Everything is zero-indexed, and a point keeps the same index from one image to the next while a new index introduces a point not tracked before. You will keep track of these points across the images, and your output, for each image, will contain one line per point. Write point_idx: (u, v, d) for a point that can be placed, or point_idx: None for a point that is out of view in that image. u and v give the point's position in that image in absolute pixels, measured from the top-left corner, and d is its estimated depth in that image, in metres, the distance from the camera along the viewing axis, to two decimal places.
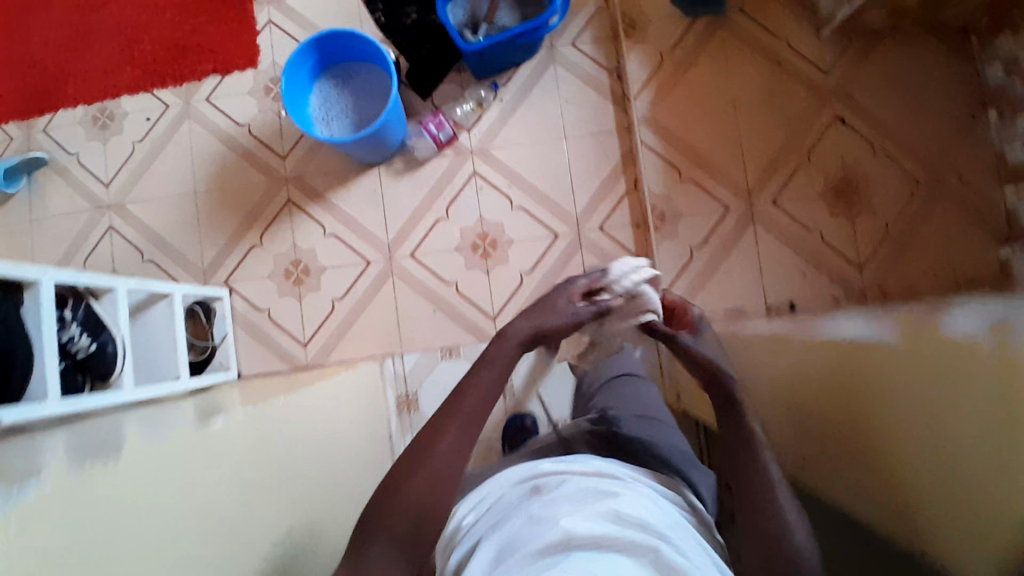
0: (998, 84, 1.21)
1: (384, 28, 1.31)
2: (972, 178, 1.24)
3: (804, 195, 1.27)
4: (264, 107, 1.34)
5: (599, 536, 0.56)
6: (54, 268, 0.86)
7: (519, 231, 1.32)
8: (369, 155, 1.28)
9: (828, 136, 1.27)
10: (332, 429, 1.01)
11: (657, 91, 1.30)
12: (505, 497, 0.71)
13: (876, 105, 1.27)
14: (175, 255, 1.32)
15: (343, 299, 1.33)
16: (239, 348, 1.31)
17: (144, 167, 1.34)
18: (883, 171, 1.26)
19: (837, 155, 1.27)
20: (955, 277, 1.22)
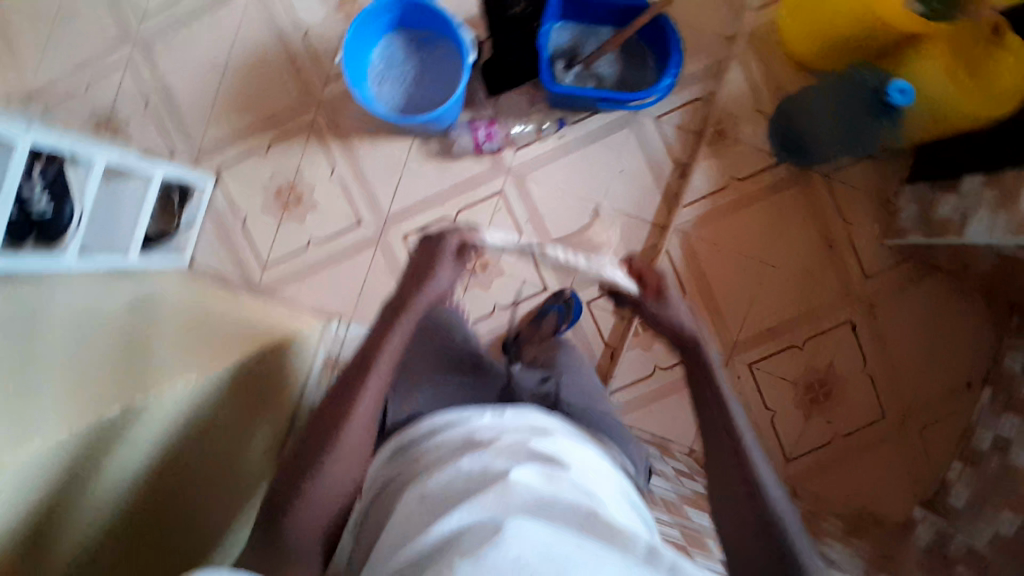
0: (1009, 372, 1.15)
1: (487, 11, 1.26)
2: (932, 443, 1.21)
3: (779, 374, 1.23)
4: (331, 19, 1.27)
5: (543, 504, 0.53)
6: (36, 129, 0.83)
7: (514, 268, 1.28)
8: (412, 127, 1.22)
9: (832, 334, 1.23)
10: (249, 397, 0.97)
11: (706, 212, 1.23)
12: (440, 448, 0.68)
13: (891, 332, 1.23)
14: (182, 124, 1.29)
15: (320, 244, 1.28)
16: (199, 241, 1.28)
17: (190, 21, 1.30)
18: (860, 393, 1.24)
19: (829, 355, 1.23)
20: (862, 511, 1.22)
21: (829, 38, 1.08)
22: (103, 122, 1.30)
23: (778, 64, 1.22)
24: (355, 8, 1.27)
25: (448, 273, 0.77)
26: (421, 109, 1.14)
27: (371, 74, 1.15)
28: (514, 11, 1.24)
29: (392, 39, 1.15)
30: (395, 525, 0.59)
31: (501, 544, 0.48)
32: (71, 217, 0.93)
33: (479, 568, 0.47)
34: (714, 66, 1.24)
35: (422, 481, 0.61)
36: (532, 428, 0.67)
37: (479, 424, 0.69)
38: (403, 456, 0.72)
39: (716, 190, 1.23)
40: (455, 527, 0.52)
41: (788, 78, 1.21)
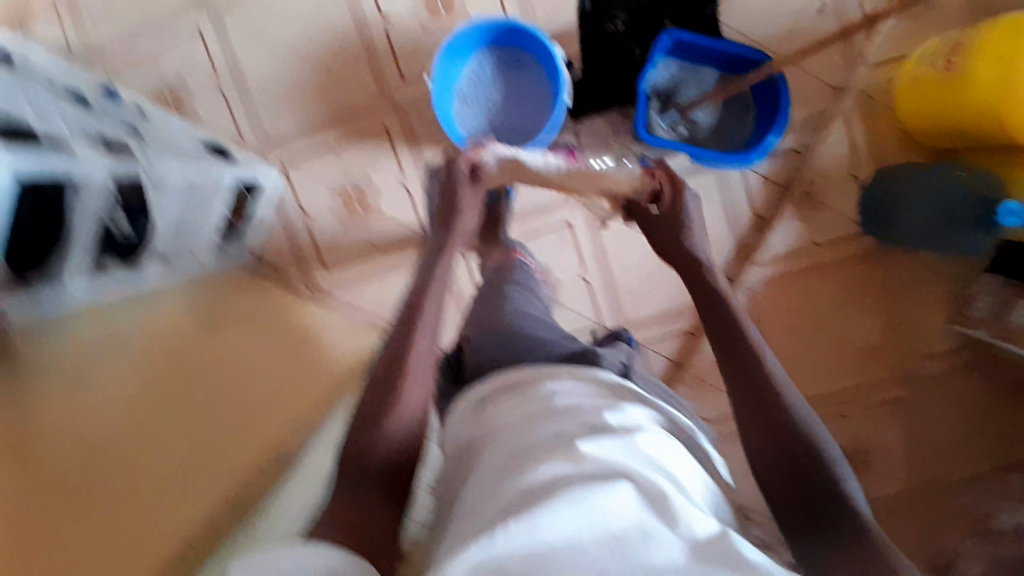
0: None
1: (584, 28, 1.17)
2: (962, 525, 1.05)
3: None
4: (416, 13, 1.18)
5: (608, 468, 0.46)
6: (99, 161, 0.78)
7: (572, 299, 1.27)
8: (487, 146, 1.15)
9: (875, 407, 1.19)
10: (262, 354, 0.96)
11: (778, 274, 1.19)
12: (514, 400, 0.64)
13: (935, 413, 1.17)
14: (248, 106, 1.23)
15: (382, 252, 1.28)
16: (263, 233, 1.27)
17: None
18: (893, 464, 1.17)
19: (866, 427, 1.19)
20: None
21: (967, 134, 1.02)
22: (167, 93, 1.23)
23: (881, 129, 1.15)
24: (443, 3, 1.18)
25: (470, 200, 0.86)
26: (502, 136, 1.08)
27: (454, 94, 1.08)
28: (609, 29, 1.16)
29: (481, 58, 1.08)
30: (472, 477, 0.56)
31: (560, 510, 0.41)
32: (146, 233, 0.93)
33: (532, 537, 0.40)
34: (814, 119, 1.16)
35: (495, 444, 0.58)
36: (600, 394, 0.63)
37: (546, 386, 0.64)
38: (480, 406, 0.68)
39: (794, 253, 1.18)
40: (526, 481, 0.45)
41: (888, 145, 1.14)
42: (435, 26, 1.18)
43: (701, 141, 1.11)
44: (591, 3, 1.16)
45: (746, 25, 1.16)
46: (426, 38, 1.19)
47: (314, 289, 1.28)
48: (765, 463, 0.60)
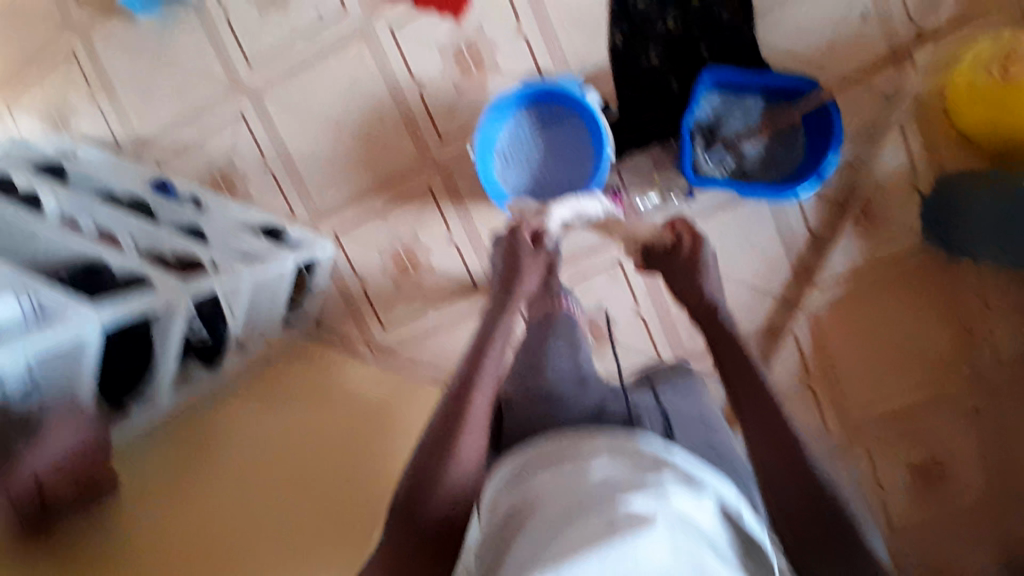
0: None
1: (618, 68, 1.14)
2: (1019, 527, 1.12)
3: (884, 452, 1.19)
4: (448, 74, 1.19)
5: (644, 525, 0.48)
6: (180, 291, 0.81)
7: (628, 336, 1.27)
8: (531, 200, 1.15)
9: (944, 418, 1.17)
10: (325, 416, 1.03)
11: (840, 295, 1.17)
12: (553, 457, 0.61)
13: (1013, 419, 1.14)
14: (299, 184, 1.28)
15: (437, 308, 1.30)
16: (325, 302, 1.32)
17: (300, 71, 1.22)
18: (969, 474, 1.16)
19: (937, 439, 1.17)
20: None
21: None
22: (219, 178, 1.29)
23: (938, 136, 1.10)
24: (474, 61, 1.18)
25: (529, 262, 0.88)
26: (547, 193, 1.08)
27: (497, 157, 1.09)
28: (643, 63, 1.13)
29: (521, 119, 1.08)
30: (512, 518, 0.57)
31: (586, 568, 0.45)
32: (225, 334, 0.98)
33: None
34: (865, 133, 1.13)
35: (530, 489, 0.58)
36: (641, 468, 0.56)
37: (585, 462, 0.57)
38: (517, 486, 0.60)
39: (854, 273, 1.16)
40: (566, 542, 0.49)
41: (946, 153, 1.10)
42: (468, 85, 1.19)
43: (750, 175, 1.06)
44: (622, 40, 1.13)
45: (788, 41, 1.11)
46: (460, 97, 1.19)
47: (376, 350, 1.31)
48: (786, 501, 0.60)
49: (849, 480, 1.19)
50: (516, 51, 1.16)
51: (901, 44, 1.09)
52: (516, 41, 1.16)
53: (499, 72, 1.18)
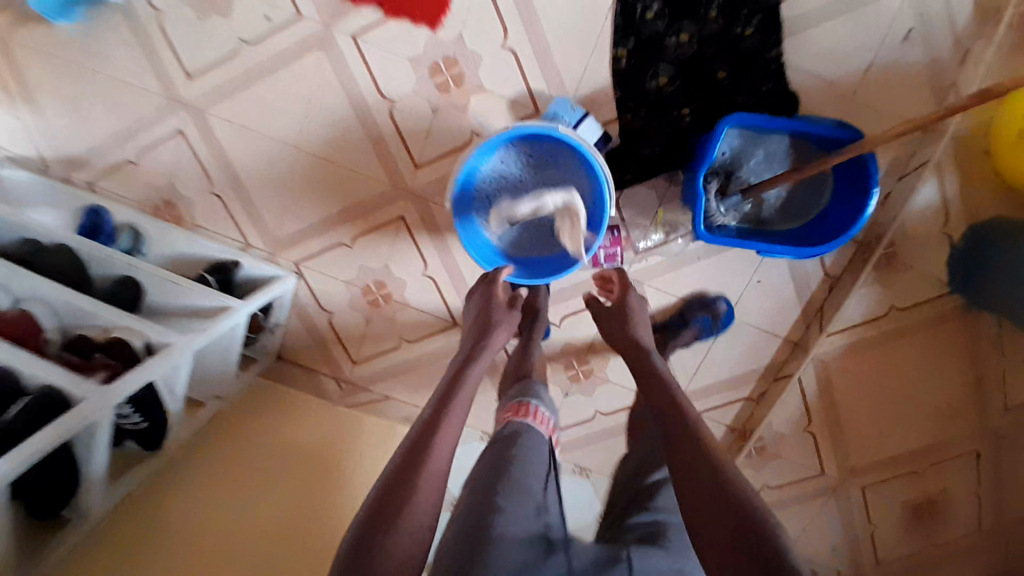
0: None
1: (620, 88, 0.99)
2: None
3: (881, 495, 1.16)
4: (421, 90, 1.02)
5: None
6: (109, 396, 0.73)
7: (619, 375, 1.19)
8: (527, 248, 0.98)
9: (947, 463, 1.12)
10: (282, 480, 0.99)
11: (853, 342, 1.08)
12: None
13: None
14: (253, 211, 1.13)
15: (412, 343, 1.19)
16: (288, 336, 1.21)
17: (248, 82, 1.05)
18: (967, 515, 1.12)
19: (940, 481, 1.13)
20: None
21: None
22: (161, 204, 1.15)
23: (976, 176, 0.98)
24: (452, 75, 1.01)
25: (504, 317, 0.86)
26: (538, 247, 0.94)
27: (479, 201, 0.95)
28: (650, 85, 0.98)
29: (506, 158, 0.93)
30: None
31: None
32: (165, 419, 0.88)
33: None
34: (894, 166, 1.01)
35: None
36: None
37: None
38: None
39: (870, 320, 1.06)
40: None
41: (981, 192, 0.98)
42: (445, 103, 1.03)
43: (767, 223, 0.95)
44: (626, 58, 0.98)
45: (817, 61, 0.96)
46: (435, 117, 1.03)
47: (348, 387, 1.22)
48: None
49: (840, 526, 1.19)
50: (502, 65, 1.00)
51: (942, 66, 0.95)
52: (502, 53, 0.99)
53: (482, 88, 1.01)
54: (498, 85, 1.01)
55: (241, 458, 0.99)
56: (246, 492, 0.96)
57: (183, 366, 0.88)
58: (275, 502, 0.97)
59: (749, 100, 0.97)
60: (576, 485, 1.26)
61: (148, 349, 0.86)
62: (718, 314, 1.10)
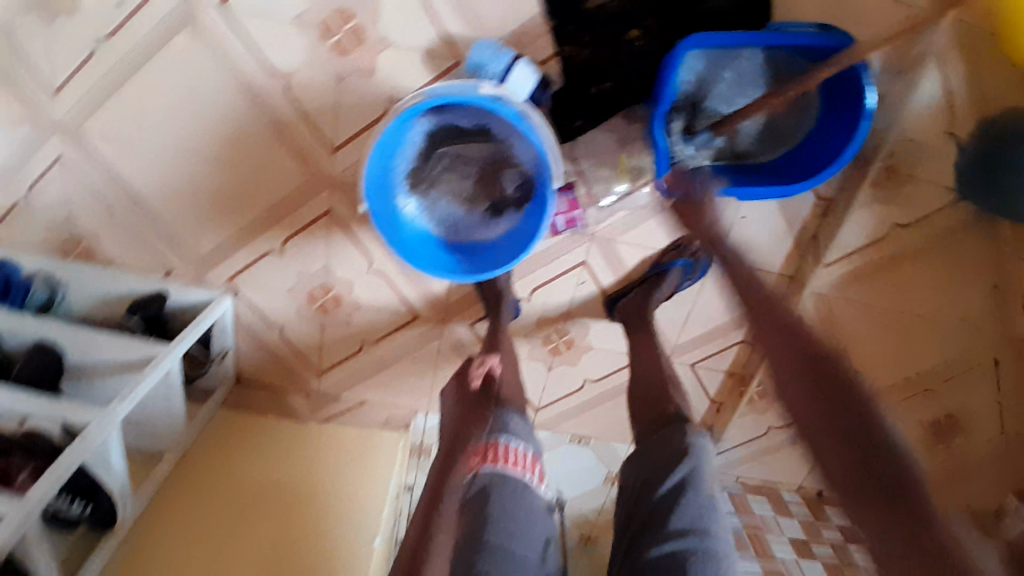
0: None
1: (555, 17, 0.81)
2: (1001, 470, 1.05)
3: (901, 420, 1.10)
4: (317, 59, 0.84)
5: None
6: (32, 508, 0.66)
7: (604, 340, 1.08)
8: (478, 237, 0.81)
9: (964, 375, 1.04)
10: (234, 525, 0.95)
11: (856, 269, 0.97)
12: None
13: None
14: (166, 232, 0.99)
15: (375, 343, 1.07)
16: (240, 358, 1.10)
17: (117, 83, 0.88)
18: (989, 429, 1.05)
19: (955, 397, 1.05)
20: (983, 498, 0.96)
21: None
22: (70, 241, 0.99)
23: (991, 58, 0.82)
24: (349, 33, 0.82)
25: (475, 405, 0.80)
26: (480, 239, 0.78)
27: (403, 184, 0.77)
28: (590, 5, 0.79)
29: (428, 132, 0.76)
30: None
31: None
32: (110, 498, 0.84)
33: None
34: (892, 60, 0.85)
35: None
36: None
37: None
38: None
39: (873, 244, 0.95)
40: None
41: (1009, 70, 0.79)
42: (349, 70, 0.84)
43: (747, 157, 0.81)
44: None
45: None
46: (343, 89, 0.86)
47: (317, 398, 1.12)
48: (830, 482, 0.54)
49: None
50: (405, 11, 0.81)
51: None
52: None
53: (390, 43, 0.83)
54: (410, 40, 0.82)
55: (181, 520, 0.94)
56: (192, 554, 0.91)
57: (112, 445, 0.81)
58: (225, 555, 0.92)
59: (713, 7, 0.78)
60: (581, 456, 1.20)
61: (67, 433, 0.79)
62: (698, 254, 0.97)
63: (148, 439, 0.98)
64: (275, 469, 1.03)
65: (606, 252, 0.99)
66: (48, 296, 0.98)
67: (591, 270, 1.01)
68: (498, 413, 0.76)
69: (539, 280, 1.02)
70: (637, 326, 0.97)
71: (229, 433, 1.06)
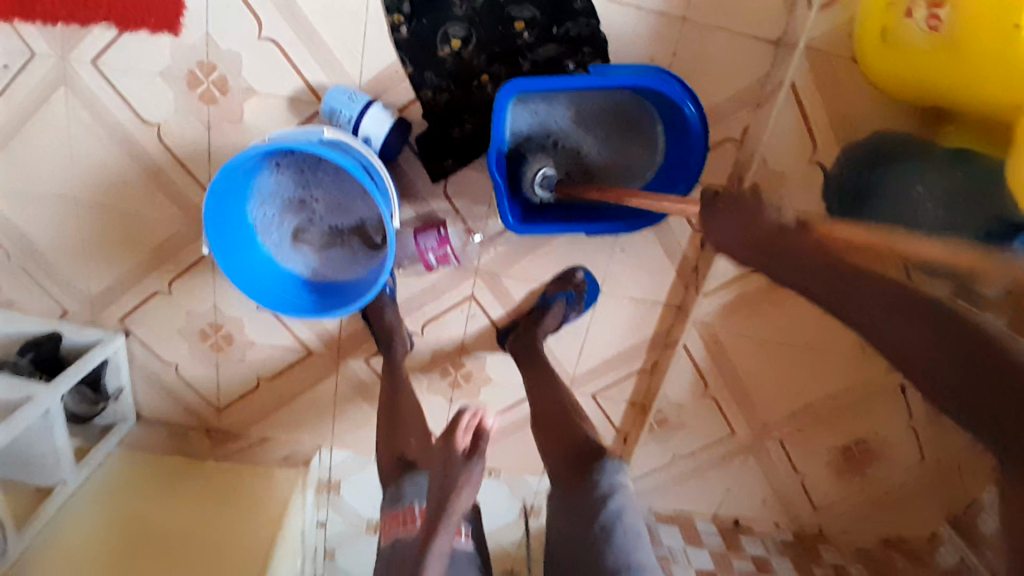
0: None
1: (411, 62, 0.83)
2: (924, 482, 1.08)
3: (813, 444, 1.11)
4: (185, 106, 0.86)
5: None
6: None
7: (501, 373, 1.08)
8: (341, 279, 0.83)
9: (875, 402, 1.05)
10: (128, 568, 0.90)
11: (737, 299, 0.98)
12: None
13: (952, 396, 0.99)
14: (55, 277, 0.99)
15: (273, 380, 1.08)
16: (138, 397, 1.10)
17: (3, 137, 0.88)
18: None
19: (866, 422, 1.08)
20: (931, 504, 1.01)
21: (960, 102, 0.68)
22: None
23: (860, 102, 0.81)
24: (213, 82, 0.84)
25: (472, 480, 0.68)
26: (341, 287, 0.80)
27: (259, 230, 0.79)
28: (444, 51, 0.82)
29: (275, 181, 0.78)
30: None
31: None
32: None
33: None
34: (745, 97, 0.87)
35: None
36: None
37: None
38: None
39: (749, 274, 0.96)
40: None
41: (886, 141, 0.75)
42: (217, 118, 0.86)
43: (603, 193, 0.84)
44: (406, 24, 0.81)
45: None
46: (216, 135, 0.88)
47: (218, 436, 1.13)
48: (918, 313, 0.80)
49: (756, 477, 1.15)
50: (265, 61, 0.83)
51: None
52: (261, 45, 0.82)
53: (253, 90, 0.85)
54: (274, 87, 0.85)
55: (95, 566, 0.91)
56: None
57: None
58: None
59: (556, 50, 0.81)
60: (492, 490, 1.19)
61: None
62: (581, 285, 0.99)
63: (35, 479, 0.95)
64: (192, 522, 0.98)
65: (492, 288, 0.99)
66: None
67: (480, 305, 1.01)
68: (403, 478, 0.76)
69: (428, 316, 1.02)
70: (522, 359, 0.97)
71: (123, 474, 1.04)
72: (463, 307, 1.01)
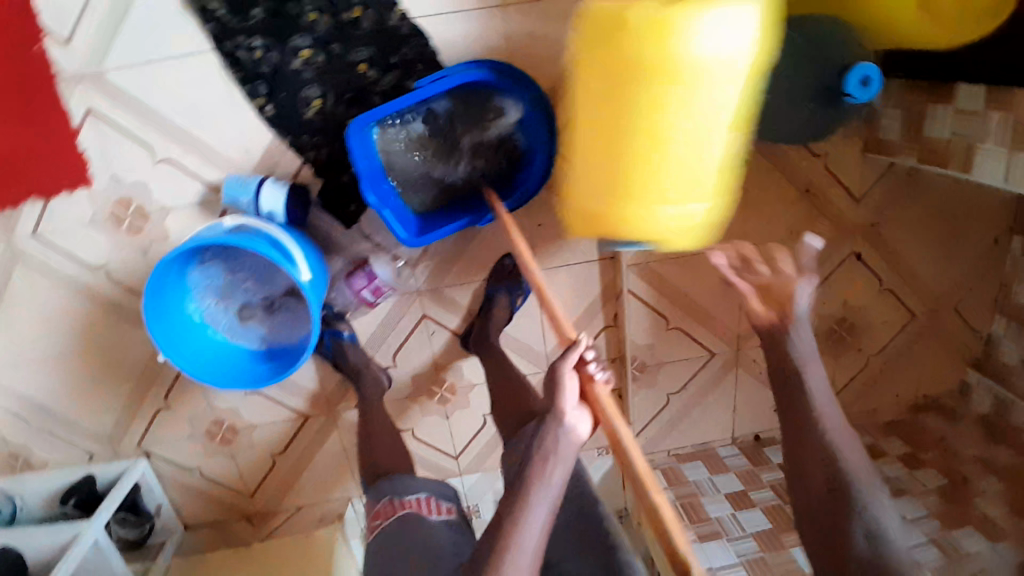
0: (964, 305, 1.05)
1: (286, 133, 0.92)
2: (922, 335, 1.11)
3: None
4: (120, 242, 0.97)
5: None
6: None
7: (478, 374, 1.14)
8: (291, 339, 0.91)
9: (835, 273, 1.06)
10: None
11: None
12: None
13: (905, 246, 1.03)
14: (72, 427, 1.10)
15: (284, 453, 1.16)
16: (178, 507, 1.20)
17: None
18: (884, 310, 1.09)
19: (839, 295, 1.08)
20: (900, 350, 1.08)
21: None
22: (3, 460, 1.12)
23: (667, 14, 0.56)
24: (135, 214, 0.95)
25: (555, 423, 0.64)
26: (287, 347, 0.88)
27: (205, 323, 0.88)
28: (310, 113, 0.91)
29: (205, 273, 0.87)
30: None
31: None
32: None
33: None
34: None
35: None
36: None
37: None
38: None
39: None
40: None
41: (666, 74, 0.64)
42: (149, 242, 0.97)
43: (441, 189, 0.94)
44: (269, 104, 0.90)
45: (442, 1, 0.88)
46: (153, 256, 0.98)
47: (258, 518, 1.22)
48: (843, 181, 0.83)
49: (753, 387, 1.17)
50: (170, 179, 0.94)
51: None
52: (162, 168, 0.93)
53: (169, 209, 0.96)
54: (185, 197, 0.95)
55: None
56: None
57: None
58: None
59: (398, 77, 0.90)
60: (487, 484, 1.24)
61: None
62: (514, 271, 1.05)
63: None
64: None
65: (437, 301, 1.06)
66: (8, 511, 1.09)
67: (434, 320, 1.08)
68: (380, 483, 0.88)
69: (391, 348, 1.09)
70: (486, 354, 1.04)
71: None
72: (418, 328, 1.08)
